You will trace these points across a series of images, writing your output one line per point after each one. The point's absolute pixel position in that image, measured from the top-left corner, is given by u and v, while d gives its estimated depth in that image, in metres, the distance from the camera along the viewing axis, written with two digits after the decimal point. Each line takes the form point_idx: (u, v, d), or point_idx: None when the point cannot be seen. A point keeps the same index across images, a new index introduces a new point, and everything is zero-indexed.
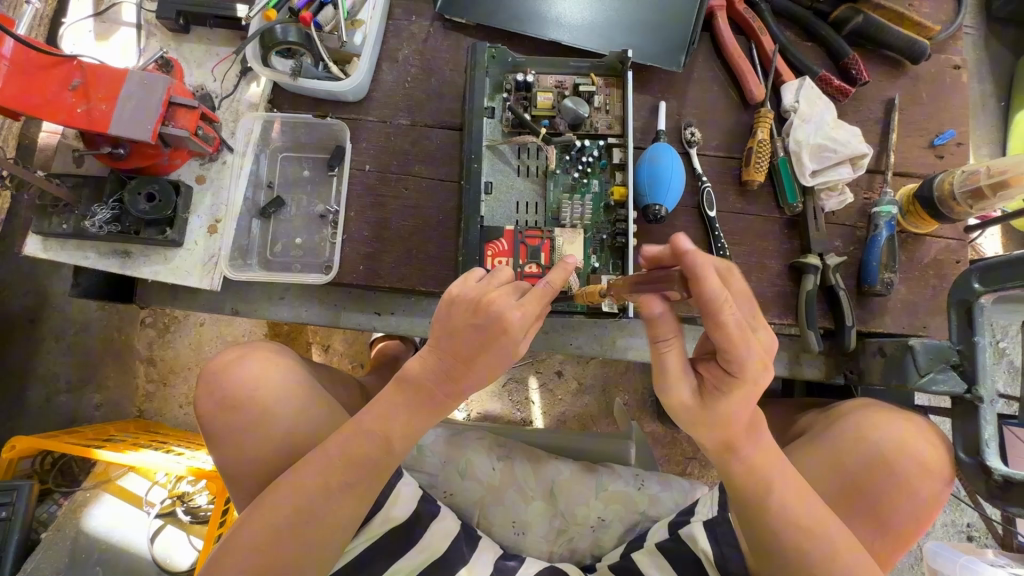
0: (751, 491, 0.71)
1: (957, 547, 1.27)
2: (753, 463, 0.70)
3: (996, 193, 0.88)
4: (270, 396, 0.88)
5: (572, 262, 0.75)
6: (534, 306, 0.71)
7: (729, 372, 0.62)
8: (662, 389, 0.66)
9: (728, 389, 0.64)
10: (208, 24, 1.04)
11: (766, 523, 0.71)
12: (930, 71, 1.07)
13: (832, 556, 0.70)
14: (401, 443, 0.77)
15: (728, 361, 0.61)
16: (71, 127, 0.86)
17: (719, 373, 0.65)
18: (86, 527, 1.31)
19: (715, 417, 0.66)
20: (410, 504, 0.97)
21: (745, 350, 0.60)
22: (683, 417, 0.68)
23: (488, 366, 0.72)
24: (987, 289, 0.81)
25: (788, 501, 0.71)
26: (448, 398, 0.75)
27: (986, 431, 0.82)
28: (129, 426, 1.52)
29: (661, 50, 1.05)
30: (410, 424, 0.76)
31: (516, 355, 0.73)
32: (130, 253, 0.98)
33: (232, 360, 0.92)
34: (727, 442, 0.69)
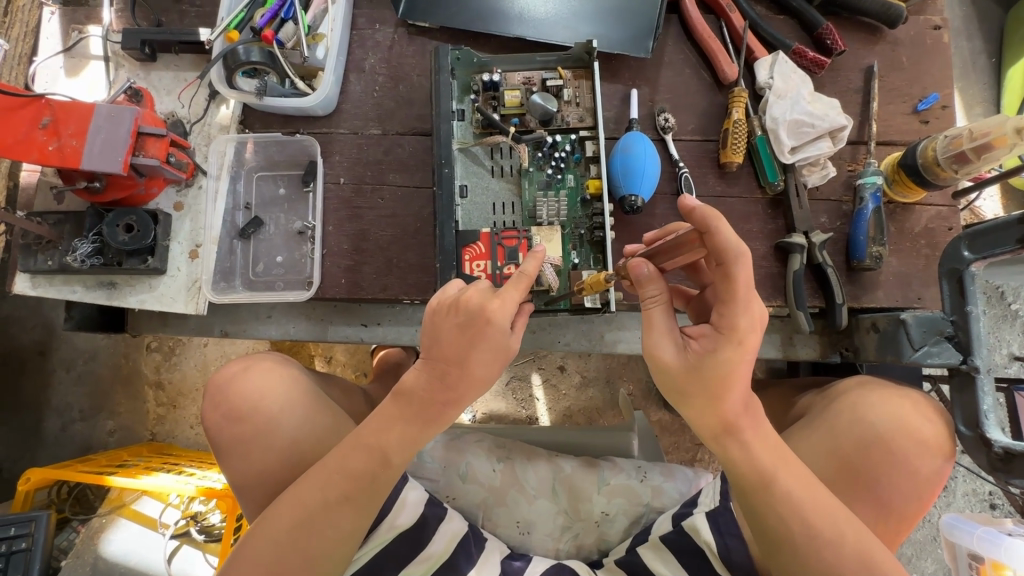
0: (759, 478, 0.70)
1: (976, 518, 1.24)
2: (756, 450, 0.71)
3: (982, 155, 0.85)
4: (271, 407, 0.88)
5: (541, 252, 0.78)
6: (514, 293, 0.74)
7: (719, 328, 0.67)
8: (648, 344, 0.70)
9: (715, 347, 0.67)
10: (174, 51, 1.04)
11: (775, 507, 0.69)
12: (910, 34, 1.04)
13: (842, 538, 0.68)
14: (398, 457, 0.77)
15: (721, 316, 0.67)
16: (44, 165, 0.87)
17: (709, 334, 0.69)
18: (104, 552, 1.34)
19: (704, 381, 0.68)
20: (418, 507, 0.97)
21: (738, 305, 0.66)
22: (666, 380, 0.71)
23: (480, 362, 0.73)
24: (977, 256, 0.78)
25: (796, 489, 0.70)
26: (442, 403, 0.76)
27: (985, 402, 0.79)
28: (141, 449, 1.54)
29: (628, 36, 1.03)
30: (405, 434, 0.76)
31: (509, 346, 0.74)
32: (117, 284, 0.99)
33: (237, 372, 0.91)
34: (728, 423, 0.70)
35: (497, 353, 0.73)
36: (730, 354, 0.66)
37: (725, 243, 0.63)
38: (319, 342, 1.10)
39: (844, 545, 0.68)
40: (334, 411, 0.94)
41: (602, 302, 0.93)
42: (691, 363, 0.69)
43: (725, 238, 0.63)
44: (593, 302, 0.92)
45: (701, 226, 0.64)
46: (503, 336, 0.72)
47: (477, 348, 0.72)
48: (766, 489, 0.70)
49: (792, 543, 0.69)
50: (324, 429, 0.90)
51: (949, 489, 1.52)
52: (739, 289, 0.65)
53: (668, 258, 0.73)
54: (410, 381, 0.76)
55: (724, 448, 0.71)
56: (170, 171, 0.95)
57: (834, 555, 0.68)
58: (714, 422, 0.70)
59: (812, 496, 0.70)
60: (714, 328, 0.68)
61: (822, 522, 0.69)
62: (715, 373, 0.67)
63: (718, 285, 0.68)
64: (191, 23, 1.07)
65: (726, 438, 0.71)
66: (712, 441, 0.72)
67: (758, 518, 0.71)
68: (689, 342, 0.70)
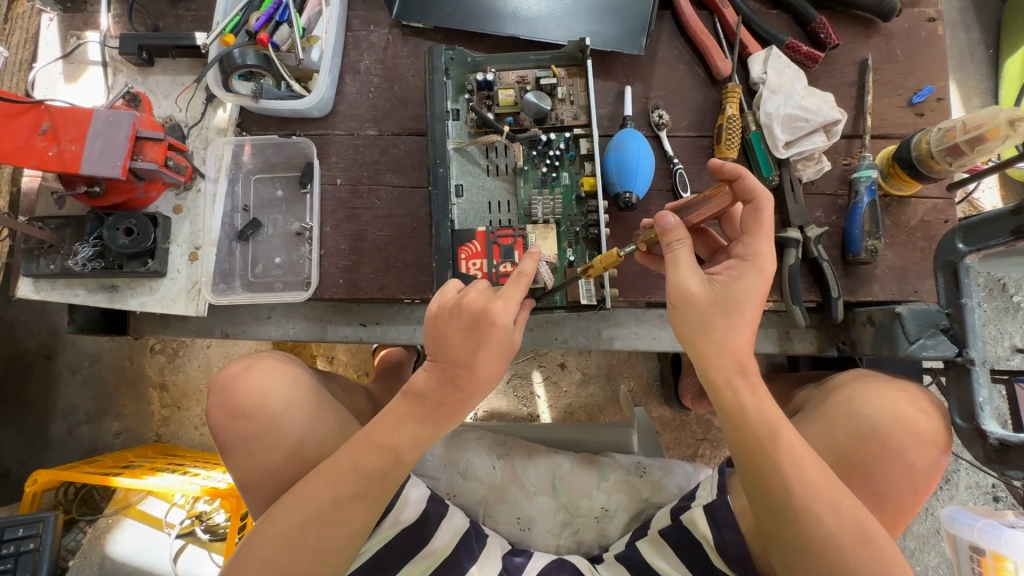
0: (766, 431, 0.69)
1: (978, 510, 1.23)
2: (761, 399, 0.71)
3: (974, 148, 0.85)
4: (275, 406, 0.89)
5: (538, 253, 0.82)
6: (515, 292, 0.76)
7: (744, 256, 0.76)
8: (676, 277, 0.74)
9: (740, 274, 0.74)
10: (171, 55, 1.05)
11: (777, 467, 0.68)
12: (904, 27, 1.04)
13: (839, 504, 0.67)
14: (410, 454, 0.78)
15: (746, 246, 0.76)
16: (45, 170, 0.88)
17: (732, 265, 0.76)
18: (110, 552, 1.36)
19: (726, 308, 0.73)
20: (421, 503, 0.98)
21: (760, 237, 0.76)
22: (691, 313, 0.74)
23: (486, 361, 0.75)
24: (971, 248, 0.78)
25: (799, 446, 0.69)
26: (453, 403, 0.77)
27: (981, 394, 0.80)
28: (147, 450, 1.56)
29: (621, 34, 1.04)
30: (415, 435, 0.77)
31: (514, 344, 0.77)
32: (117, 287, 1.00)
33: (242, 368, 0.93)
34: (741, 361, 0.72)
35: (502, 351, 0.76)
36: (753, 279, 0.73)
37: (751, 182, 0.77)
38: (319, 342, 1.10)
39: (840, 513, 0.67)
40: (338, 410, 0.95)
41: (597, 298, 0.93)
42: (713, 292, 0.74)
43: (754, 180, 0.77)
44: (588, 298, 0.91)
45: (733, 175, 0.79)
46: (507, 334, 0.75)
47: (483, 348, 0.75)
48: (771, 444, 0.69)
49: (790, 509, 0.67)
50: (327, 427, 0.91)
51: (951, 482, 1.51)
52: (764, 222, 0.77)
53: (692, 214, 0.82)
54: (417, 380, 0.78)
55: (736, 392, 0.72)
56: (169, 175, 0.96)
57: (830, 520, 0.67)
58: (728, 361, 0.72)
59: (811, 455, 0.69)
60: (738, 258, 0.77)
61: (821, 483, 0.68)
62: (736, 294, 0.73)
63: (744, 220, 0.79)
64: (188, 28, 1.08)
65: (739, 378, 0.72)
66: (723, 385, 0.72)
67: (758, 476, 0.69)
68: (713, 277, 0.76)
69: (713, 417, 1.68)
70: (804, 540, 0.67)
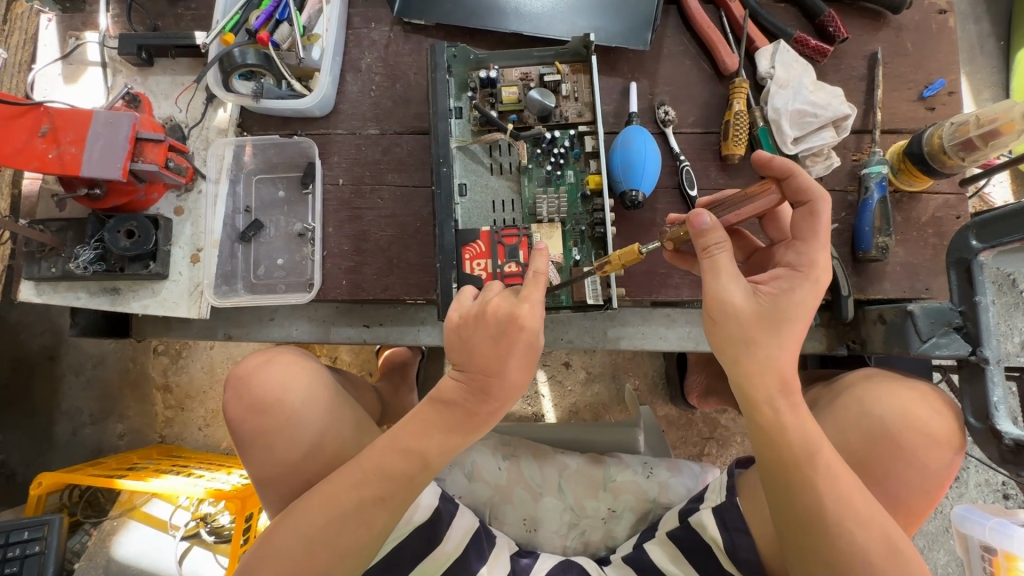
0: (804, 451, 0.67)
1: (989, 509, 1.22)
2: (800, 420, 0.69)
3: (989, 142, 0.83)
4: (294, 402, 0.87)
5: (544, 249, 0.80)
6: (538, 294, 0.75)
7: (799, 265, 0.74)
8: (718, 287, 0.71)
9: (791, 287, 0.72)
10: (170, 55, 1.04)
11: (812, 485, 0.67)
12: (914, 19, 1.02)
13: (871, 521, 0.66)
14: (439, 459, 0.77)
15: (800, 254, 0.75)
16: (45, 173, 0.87)
17: (784, 275, 0.75)
18: (116, 554, 1.36)
19: (772, 326, 0.70)
20: (434, 500, 0.97)
21: (817, 246, 0.74)
22: (733, 324, 0.71)
23: (516, 369, 0.74)
24: (986, 245, 0.77)
25: (837, 466, 0.67)
26: (486, 412, 0.77)
27: (995, 393, 0.78)
28: (151, 452, 1.56)
29: (626, 28, 1.02)
30: (444, 442, 0.77)
31: (539, 346, 0.75)
32: (120, 290, 1.00)
33: (258, 364, 0.90)
34: (783, 379, 0.70)
35: (529, 357, 0.74)
36: (804, 292, 0.72)
37: (804, 182, 0.75)
38: (322, 344, 1.10)
39: (871, 527, 0.66)
40: (354, 408, 0.94)
41: (603, 298, 0.92)
42: (759, 306, 0.71)
43: (807, 178, 0.75)
44: (594, 298, 0.90)
45: (783, 172, 0.77)
46: (535, 339, 0.73)
47: (509, 352, 0.73)
48: (809, 464, 0.67)
49: (823, 526, 0.66)
50: (345, 425, 0.89)
51: (961, 480, 1.50)
52: (821, 228, 0.75)
53: (730, 213, 0.77)
54: (445, 391, 0.78)
55: (777, 411, 0.69)
56: (170, 176, 0.95)
57: (862, 537, 0.66)
58: (770, 378, 0.70)
59: (849, 475, 0.68)
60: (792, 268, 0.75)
61: (854, 498, 0.67)
62: (785, 307, 0.71)
63: (796, 225, 0.77)
64: (187, 27, 1.07)
65: (780, 397, 0.70)
66: (763, 404, 0.70)
67: (788, 493, 0.68)
68: (760, 288, 0.74)
69: (719, 416, 1.67)
70: (827, 554, 0.66)
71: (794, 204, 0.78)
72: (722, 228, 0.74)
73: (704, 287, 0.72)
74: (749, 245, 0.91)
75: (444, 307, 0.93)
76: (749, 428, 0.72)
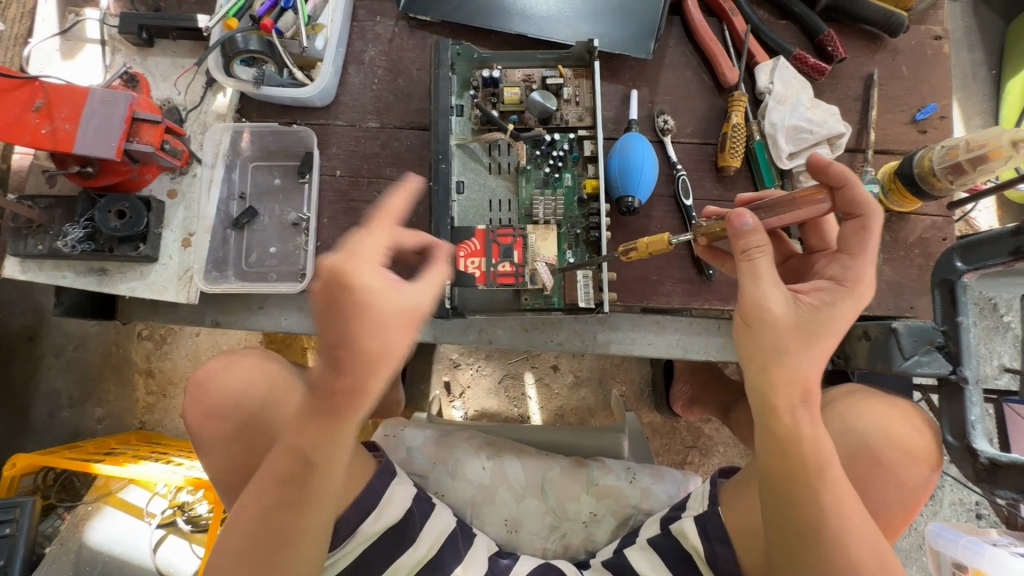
0: (815, 465, 0.67)
1: (961, 527, 1.24)
2: (819, 433, 0.68)
3: (977, 167, 0.83)
4: (252, 403, 0.86)
5: (414, 177, 0.65)
6: (366, 243, 0.60)
7: (844, 280, 0.74)
8: (761, 294, 0.70)
9: (835, 300, 0.72)
10: (171, 36, 1.03)
11: (823, 499, 0.67)
12: (910, 44, 1.04)
13: (864, 537, 0.68)
14: (317, 453, 0.64)
15: (846, 269, 0.75)
16: (37, 148, 0.86)
17: (827, 288, 0.74)
18: (88, 540, 1.33)
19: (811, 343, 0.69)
20: (405, 502, 0.96)
21: (863, 262, 0.74)
22: (764, 334, 0.69)
23: (363, 335, 0.57)
24: (970, 267, 0.79)
25: (842, 480, 0.68)
26: (345, 393, 0.61)
27: (973, 412, 0.79)
28: (129, 438, 1.54)
29: (630, 36, 1.03)
30: (315, 431, 0.63)
31: (391, 299, 0.59)
32: (107, 271, 0.98)
33: (216, 368, 0.89)
34: (807, 390, 0.69)
35: (388, 325, 0.58)
36: (848, 308, 0.71)
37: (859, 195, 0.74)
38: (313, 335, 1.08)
39: (864, 543, 0.68)
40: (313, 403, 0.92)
41: (596, 302, 0.93)
42: (799, 315, 0.70)
43: (862, 191, 0.74)
44: (587, 302, 0.92)
45: (838, 180, 0.76)
46: (369, 300, 0.58)
47: (391, 326, 0.59)
48: (818, 478, 0.67)
49: (820, 538, 0.67)
50: None
51: (936, 498, 1.52)
52: (869, 243, 0.75)
53: (774, 216, 0.78)
54: (314, 379, 0.62)
55: (796, 421, 0.68)
56: (165, 158, 0.94)
57: (855, 552, 0.67)
58: (795, 388, 0.69)
59: (852, 492, 0.69)
60: (836, 282, 0.75)
61: (854, 517, 0.68)
62: (824, 321, 0.70)
63: (846, 237, 0.77)
64: (190, 10, 1.06)
65: (801, 408, 0.69)
66: (785, 413, 0.68)
67: (793, 504, 0.68)
68: (800, 296, 0.74)
69: (704, 425, 1.68)
70: (821, 565, 0.68)
71: (844, 214, 0.78)
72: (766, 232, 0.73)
73: (742, 291, 0.71)
74: (785, 248, 0.93)
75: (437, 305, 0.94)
76: (763, 436, 0.70)
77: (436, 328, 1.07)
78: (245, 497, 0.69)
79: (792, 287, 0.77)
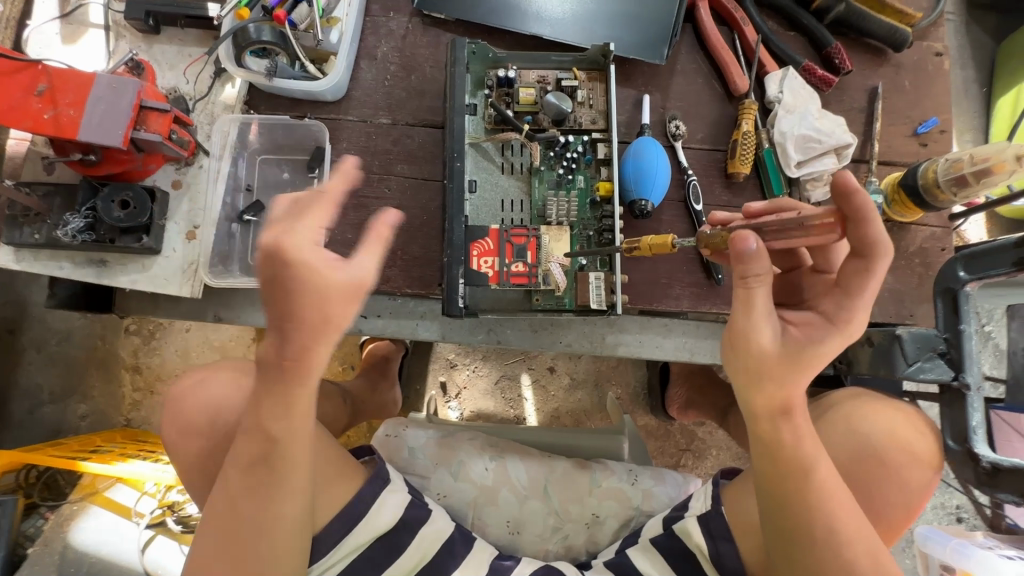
0: (799, 466, 0.68)
1: (947, 529, 1.28)
2: (805, 437, 0.69)
3: (980, 180, 0.86)
4: (227, 417, 0.81)
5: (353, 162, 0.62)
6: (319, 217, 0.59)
7: (832, 319, 0.70)
8: (747, 328, 0.67)
9: (825, 338, 0.68)
10: (179, 24, 1.01)
11: (808, 500, 0.68)
12: (913, 59, 1.07)
13: (855, 537, 0.69)
14: (280, 430, 0.65)
15: (841, 306, 0.70)
16: (38, 134, 0.83)
17: (815, 322, 0.71)
18: (74, 541, 1.29)
19: (796, 367, 0.67)
20: (398, 510, 0.92)
21: (863, 303, 0.69)
22: (746, 361, 0.68)
23: (308, 304, 0.58)
24: (972, 276, 0.82)
25: (830, 482, 0.69)
26: (293, 359, 0.62)
27: (974, 418, 0.82)
28: (115, 436, 1.49)
29: (643, 41, 1.04)
30: (274, 407, 0.64)
31: (317, 275, 0.58)
32: (107, 263, 0.95)
33: (193, 383, 0.85)
34: (790, 402, 0.68)
35: (321, 297, 0.59)
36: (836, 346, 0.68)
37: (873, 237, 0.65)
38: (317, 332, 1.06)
39: (857, 542, 0.69)
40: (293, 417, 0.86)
41: (608, 304, 0.94)
42: (786, 346, 0.68)
43: (876, 232, 0.65)
44: (599, 303, 0.92)
45: (853, 216, 0.65)
46: (313, 277, 0.58)
47: (298, 299, 0.58)
48: (803, 479, 0.68)
49: (809, 538, 0.69)
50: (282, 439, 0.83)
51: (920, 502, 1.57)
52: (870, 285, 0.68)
53: (779, 241, 0.69)
54: (262, 351, 0.63)
55: (776, 427, 0.69)
56: (171, 148, 0.92)
57: (846, 551, 0.68)
58: (778, 400, 0.68)
59: (840, 493, 0.70)
60: (824, 318, 0.71)
61: (843, 517, 0.69)
62: (812, 355, 0.67)
63: (844, 279, 0.70)
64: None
65: (782, 419, 0.69)
66: (765, 420, 0.70)
67: (780, 504, 0.70)
68: (789, 326, 0.71)
69: (697, 428, 1.70)
70: (813, 564, 0.69)
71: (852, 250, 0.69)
72: (769, 260, 0.65)
73: (732, 320, 0.68)
74: (792, 259, 0.88)
75: (448, 304, 0.92)
76: (752, 440, 0.72)
77: (444, 328, 1.06)
78: (218, 482, 0.68)
79: (783, 314, 0.74)
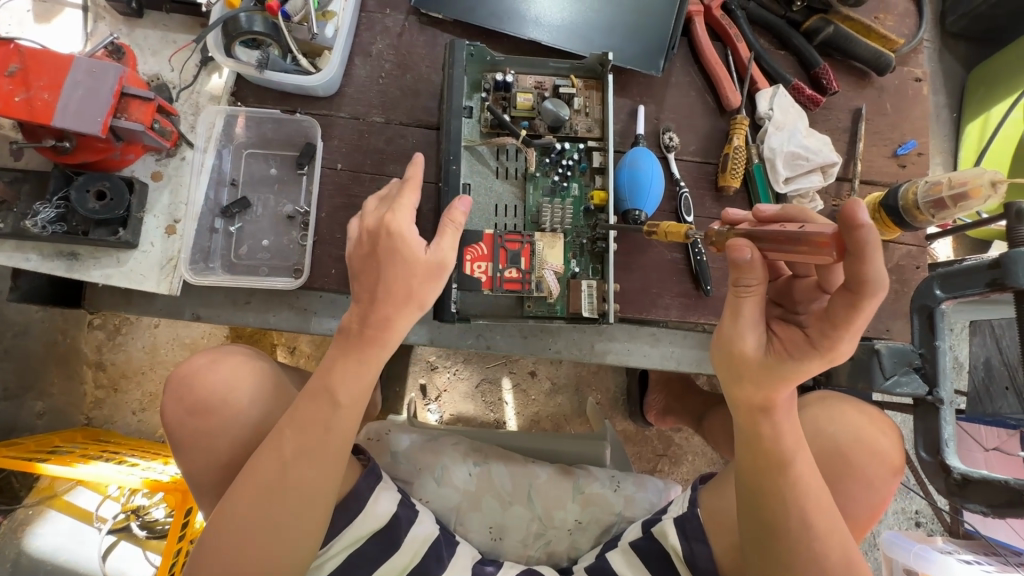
0: (778, 458, 0.70)
1: (911, 535, 1.33)
2: (784, 434, 0.70)
3: (957, 204, 0.89)
4: (241, 399, 0.80)
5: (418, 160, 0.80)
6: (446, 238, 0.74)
7: (814, 344, 0.64)
8: (730, 334, 0.68)
9: (803, 358, 0.65)
10: (164, 9, 0.97)
11: (786, 492, 0.70)
12: (894, 83, 1.12)
13: (829, 533, 0.70)
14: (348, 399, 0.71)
15: (824, 335, 0.64)
16: (8, 117, 0.78)
17: (798, 341, 0.66)
18: (29, 547, 1.22)
19: (775, 378, 0.66)
20: (391, 505, 0.91)
21: (850, 333, 0.63)
22: (729, 362, 0.69)
23: (395, 272, 0.71)
24: (947, 295, 0.85)
25: (807, 476, 0.70)
26: (373, 327, 0.71)
27: (946, 430, 0.85)
28: (75, 435, 1.41)
29: (640, 52, 1.05)
30: (346, 373, 0.71)
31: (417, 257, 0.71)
32: (78, 256, 0.90)
33: (201, 364, 0.81)
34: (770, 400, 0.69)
35: (415, 272, 0.71)
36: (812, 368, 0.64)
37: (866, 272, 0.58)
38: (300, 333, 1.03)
39: (830, 538, 0.70)
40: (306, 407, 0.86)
41: (599, 312, 0.94)
42: (767, 355, 0.67)
43: (873, 268, 0.58)
44: (590, 310, 0.94)
45: (852, 245, 0.58)
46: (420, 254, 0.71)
47: (391, 263, 0.71)
48: (781, 471, 0.70)
49: (785, 531, 0.70)
50: None
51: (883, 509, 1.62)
52: (857, 320, 0.62)
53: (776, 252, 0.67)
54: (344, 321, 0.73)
55: (756, 420, 0.70)
56: (152, 138, 0.88)
57: (820, 545, 0.70)
58: (758, 396, 0.69)
59: (818, 488, 0.71)
60: (806, 338, 0.66)
61: (818, 514, 0.70)
62: (792, 370, 0.65)
63: (832, 307, 0.63)
64: None
65: (762, 415, 0.70)
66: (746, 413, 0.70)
67: (759, 496, 0.71)
68: (775, 339, 0.68)
69: (674, 434, 1.73)
70: (788, 558, 0.70)
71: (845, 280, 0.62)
72: (759, 267, 0.64)
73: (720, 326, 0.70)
74: None
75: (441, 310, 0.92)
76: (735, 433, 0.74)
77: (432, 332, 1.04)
78: (262, 452, 0.69)
79: (777, 323, 0.71)
